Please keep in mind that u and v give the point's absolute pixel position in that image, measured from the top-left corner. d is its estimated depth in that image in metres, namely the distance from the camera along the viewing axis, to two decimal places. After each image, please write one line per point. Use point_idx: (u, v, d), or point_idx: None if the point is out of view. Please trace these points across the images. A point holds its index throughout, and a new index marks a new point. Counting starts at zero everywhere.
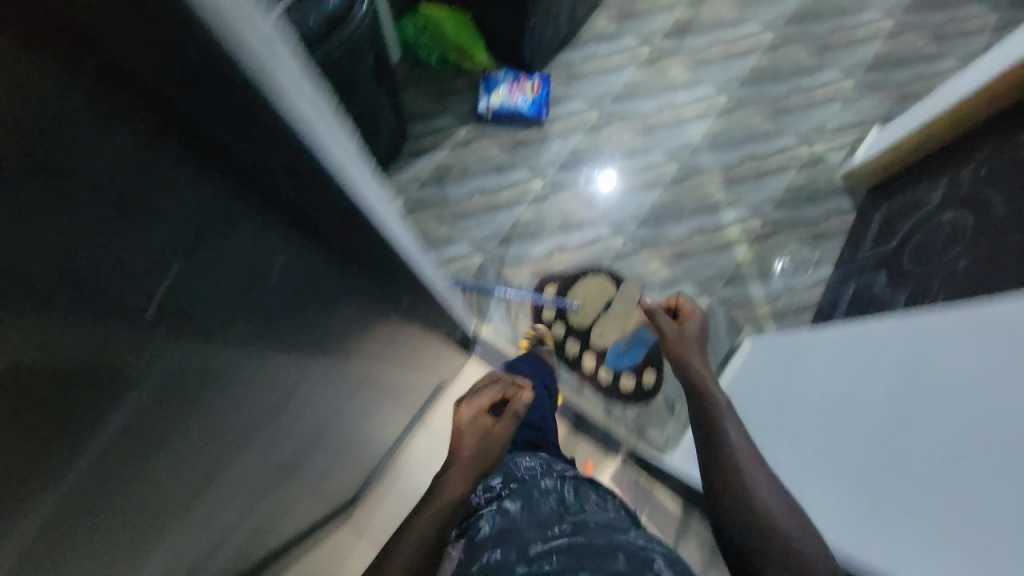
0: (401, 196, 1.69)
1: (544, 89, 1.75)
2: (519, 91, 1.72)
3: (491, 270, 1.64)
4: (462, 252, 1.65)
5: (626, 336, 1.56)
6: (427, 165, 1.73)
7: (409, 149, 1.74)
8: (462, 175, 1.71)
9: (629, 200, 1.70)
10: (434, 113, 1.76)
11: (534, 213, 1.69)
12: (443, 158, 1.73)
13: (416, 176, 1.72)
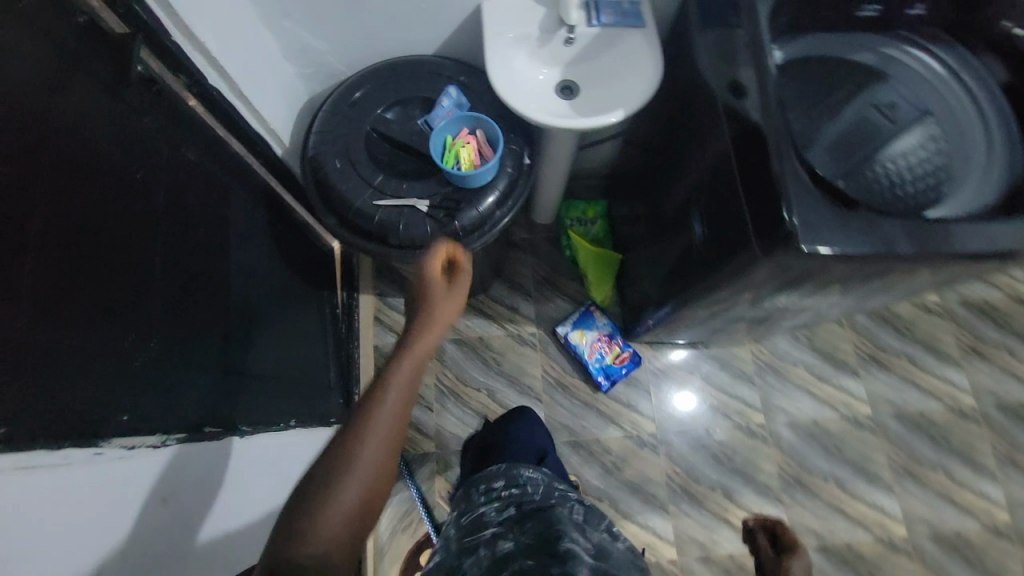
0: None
1: (628, 366, 1.54)
2: (602, 349, 1.53)
3: (429, 469, 1.49)
4: (424, 430, 1.52)
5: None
6: (476, 330, 1.60)
7: (476, 304, 1.62)
8: (494, 367, 1.57)
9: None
10: (524, 294, 1.63)
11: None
12: (492, 337, 1.59)
13: (460, 331, 1.59)
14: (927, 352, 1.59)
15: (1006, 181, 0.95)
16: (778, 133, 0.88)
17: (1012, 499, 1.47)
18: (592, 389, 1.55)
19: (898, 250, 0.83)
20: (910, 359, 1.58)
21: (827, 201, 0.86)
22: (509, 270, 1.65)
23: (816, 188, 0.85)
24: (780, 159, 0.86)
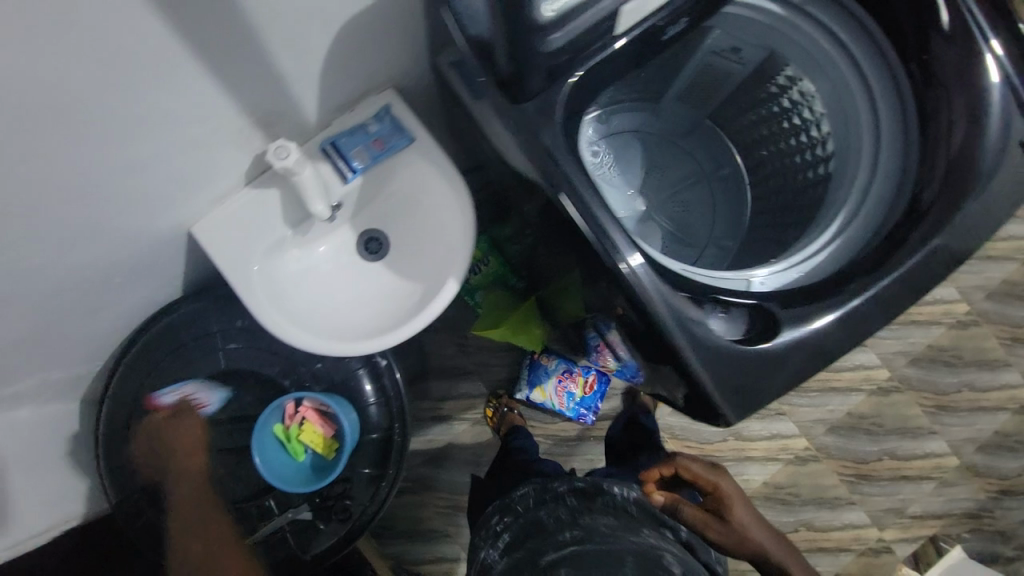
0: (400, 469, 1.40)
1: (600, 388, 1.35)
2: (568, 387, 1.33)
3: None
4: (451, 556, 1.38)
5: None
6: (442, 438, 1.41)
7: (427, 413, 1.41)
8: (481, 463, 1.40)
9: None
10: (464, 373, 1.42)
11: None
12: (461, 435, 1.41)
13: (427, 449, 1.41)
14: None
15: (895, 180, 0.75)
16: (582, 179, 0.58)
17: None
18: (579, 425, 1.40)
19: (781, 345, 0.64)
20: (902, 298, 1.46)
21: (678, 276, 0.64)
22: (437, 363, 1.41)
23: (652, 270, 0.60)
24: (614, 241, 0.58)
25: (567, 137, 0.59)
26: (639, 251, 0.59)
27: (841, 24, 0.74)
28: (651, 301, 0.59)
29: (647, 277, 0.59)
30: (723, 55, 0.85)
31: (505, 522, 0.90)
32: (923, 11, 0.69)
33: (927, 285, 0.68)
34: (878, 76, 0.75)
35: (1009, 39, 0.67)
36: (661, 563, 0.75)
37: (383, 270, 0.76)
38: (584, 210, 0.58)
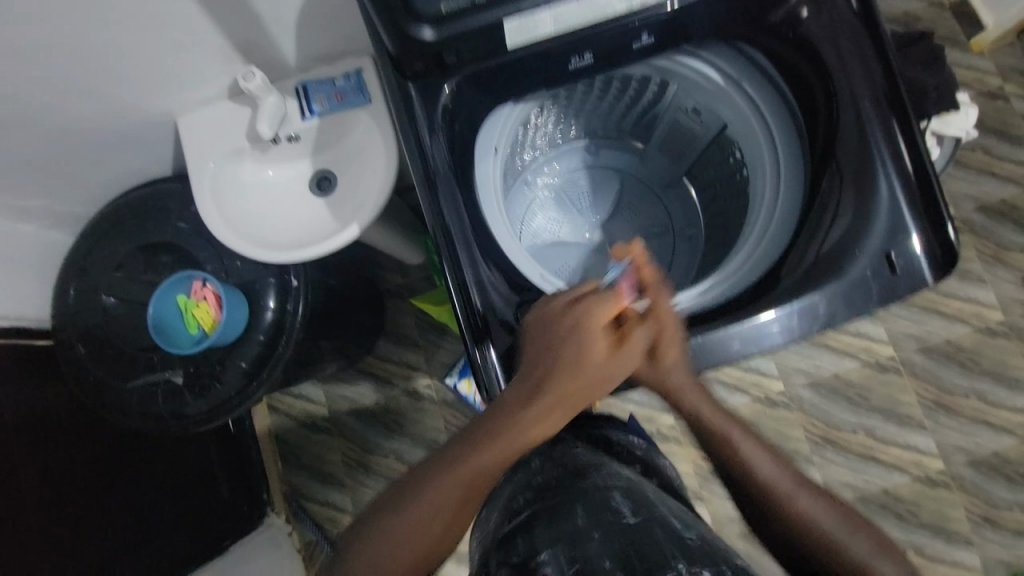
0: (326, 412, 1.43)
1: None
2: None
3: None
4: (343, 508, 1.39)
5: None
6: (372, 396, 1.43)
7: (365, 369, 1.44)
8: (397, 433, 1.41)
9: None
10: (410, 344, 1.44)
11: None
12: (390, 400, 1.42)
13: (356, 402, 1.43)
14: (886, 418, 1.34)
15: (781, 248, 0.76)
16: (444, 173, 0.67)
17: (989, 561, 1.27)
18: None
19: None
20: (869, 430, 1.34)
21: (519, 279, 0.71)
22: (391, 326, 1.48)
23: (487, 268, 0.68)
24: (456, 245, 0.67)
25: (450, 144, 0.69)
26: (478, 258, 0.67)
27: (771, 113, 0.79)
28: (466, 306, 0.67)
29: (474, 283, 0.67)
30: (686, 114, 0.89)
31: (481, 508, 0.75)
32: (835, 117, 0.72)
33: (749, 358, 0.69)
34: (791, 164, 0.78)
35: (901, 161, 0.69)
36: (614, 503, 0.59)
37: (316, 205, 0.87)
38: (438, 211, 0.66)
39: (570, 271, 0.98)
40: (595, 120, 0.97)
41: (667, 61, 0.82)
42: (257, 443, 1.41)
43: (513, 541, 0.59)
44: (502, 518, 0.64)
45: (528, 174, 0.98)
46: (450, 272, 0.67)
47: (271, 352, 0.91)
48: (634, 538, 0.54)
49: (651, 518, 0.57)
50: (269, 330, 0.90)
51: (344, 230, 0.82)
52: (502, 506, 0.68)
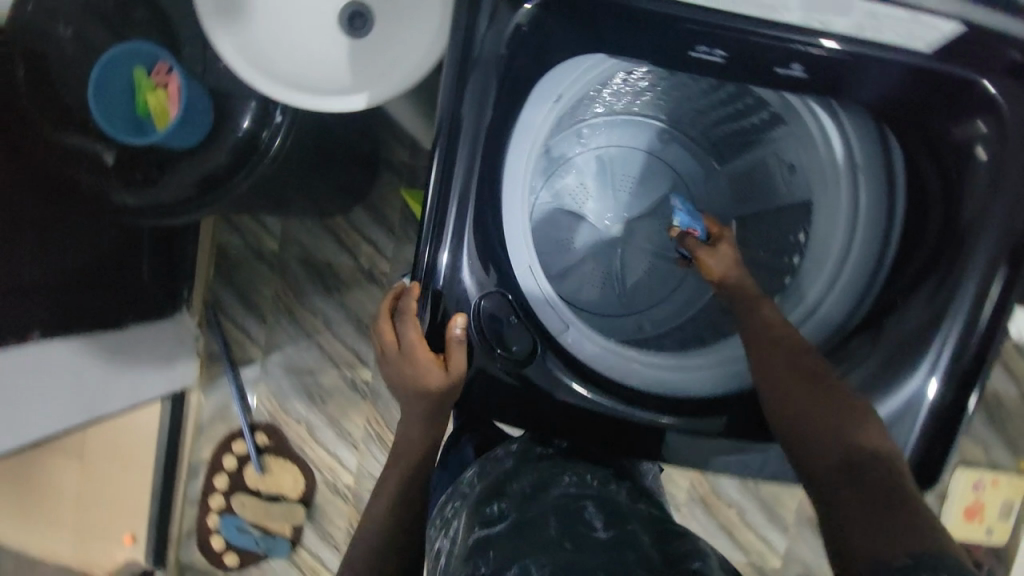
0: (276, 246, 1.35)
1: None
2: None
3: (256, 375, 1.36)
4: (255, 340, 1.36)
5: (256, 532, 1.34)
6: (327, 256, 1.34)
7: (332, 227, 1.33)
8: (334, 302, 1.33)
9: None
10: (385, 228, 1.32)
11: (330, 388, 1.34)
12: (341, 267, 1.33)
13: (309, 253, 1.34)
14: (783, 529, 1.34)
15: None
16: (486, 92, 0.54)
17: None
18: None
19: (517, 388, 0.56)
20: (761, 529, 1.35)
21: (505, 248, 0.59)
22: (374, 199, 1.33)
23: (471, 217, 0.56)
24: (451, 175, 0.55)
25: (507, 65, 0.54)
26: (471, 198, 0.56)
27: (861, 233, 0.65)
28: (430, 252, 0.56)
29: (452, 229, 0.56)
30: (780, 165, 0.74)
31: (456, 504, 0.59)
32: (921, 280, 0.61)
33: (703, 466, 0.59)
34: (840, 300, 0.67)
35: (956, 355, 0.58)
36: (582, 516, 0.52)
37: (337, 40, 0.70)
38: (455, 118, 0.55)
39: (565, 253, 0.83)
40: (686, 110, 0.80)
41: (800, 101, 0.64)
42: (196, 241, 1.29)
43: (488, 564, 0.47)
44: (472, 540, 0.50)
45: (585, 127, 0.81)
46: (430, 201, 0.57)
47: (223, 179, 0.78)
48: (604, 555, 0.47)
49: (621, 534, 0.51)
50: (233, 154, 0.77)
51: (351, 91, 0.68)
52: (470, 517, 0.54)
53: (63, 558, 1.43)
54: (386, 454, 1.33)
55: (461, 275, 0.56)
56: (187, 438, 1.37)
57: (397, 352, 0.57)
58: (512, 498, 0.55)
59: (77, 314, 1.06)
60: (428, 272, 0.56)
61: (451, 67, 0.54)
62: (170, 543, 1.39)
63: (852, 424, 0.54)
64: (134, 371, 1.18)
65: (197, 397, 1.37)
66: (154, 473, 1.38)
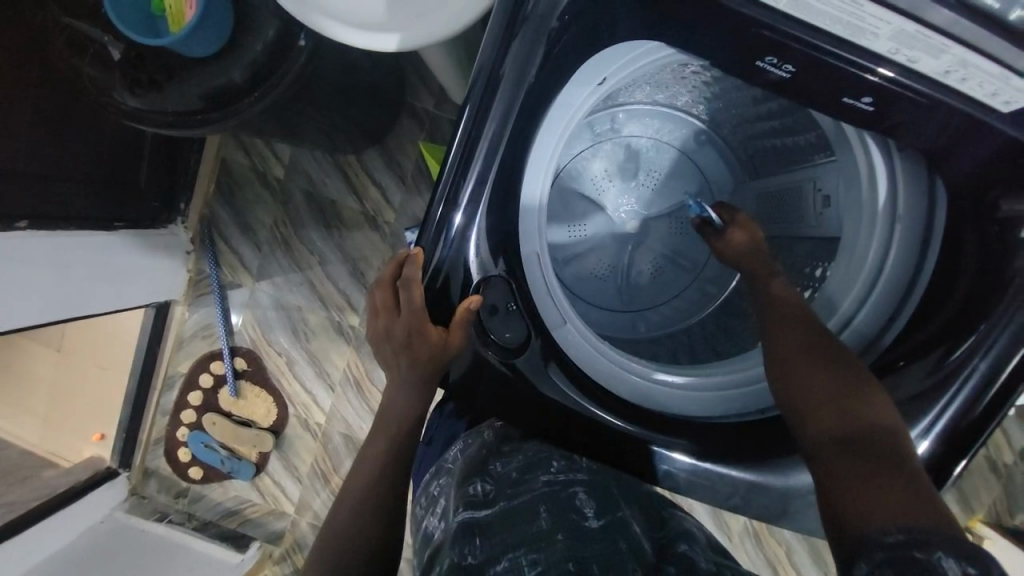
0: (283, 174, 1.30)
1: None
2: None
3: (244, 300, 1.34)
4: (247, 265, 1.33)
5: (223, 451, 1.34)
6: (333, 194, 1.29)
7: (342, 164, 1.28)
8: (333, 242, 1.30)
9: (342, 461, 1.32)
10: (397, 176, 1.27)
11: (315, 327, 1.32)
12: (345, 207, 1.29)
13: (315, 187, 1.30)
14: None
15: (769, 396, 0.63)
16: (533, 57, 0.49)
17: None
18: None
19: (511, 380, 0.55)
20: None
21: (521, 228, 0.56)
22: (391, 144, 1.27)
23: (494, 191, 0.53)
24: (476, 144, 0.52)
25: (562, 31, 0.49)
26: (494, 166, 0.52)
27: (901, 248, 0.58)
28: (442, 211, 0.53)
29: (469, 189, 0.52)
30: (815, 196, 0.70)
31: (443, 484, 0.58)
32: (931, 346, 0.56)
33: (693, 495, 0.57)
34: (868, 321, 0.60)
35: (960, 416, 0.53)
36: (573, 504, 0.51)
37: None
38: (494, 76, 0.50)
39: (574, 239, 0.79)
40: (729, 116, 0.76)
41: (853, 131, 0.58)
42: (200, 156, 1.27)
43: (474, 554, 0.47)
44: (460, 524, 0.50)
45: (622, 111, 0.76)
46: (451, 160, 0.53)
47: (236, 97, 0.73)
48: (596, 546, 0.47)
49: (612, 523, 0.51)
50: (250, 71, 0.72)
51: (382, 29, 0.62)
52: (457, 499, 0.53)
53: (32, 441, 1.45)
54: (360, 401, 1.32)
55: (469, 242, 0.53)
56: (168, 349, 1.37)
57: (398, 329, 0.54)
58: (500, 483, 0.54)
59: (60, 206, 1.01)
60: (438, 233, 0.53)
61: (497, 29, 0.50)
62: (137, 448, 1.39)
63: (860, 400, 0.53)
64: (121, 278, 1.14)
65: (183, 310, 1.36)
66: (131, 375, 1.38)
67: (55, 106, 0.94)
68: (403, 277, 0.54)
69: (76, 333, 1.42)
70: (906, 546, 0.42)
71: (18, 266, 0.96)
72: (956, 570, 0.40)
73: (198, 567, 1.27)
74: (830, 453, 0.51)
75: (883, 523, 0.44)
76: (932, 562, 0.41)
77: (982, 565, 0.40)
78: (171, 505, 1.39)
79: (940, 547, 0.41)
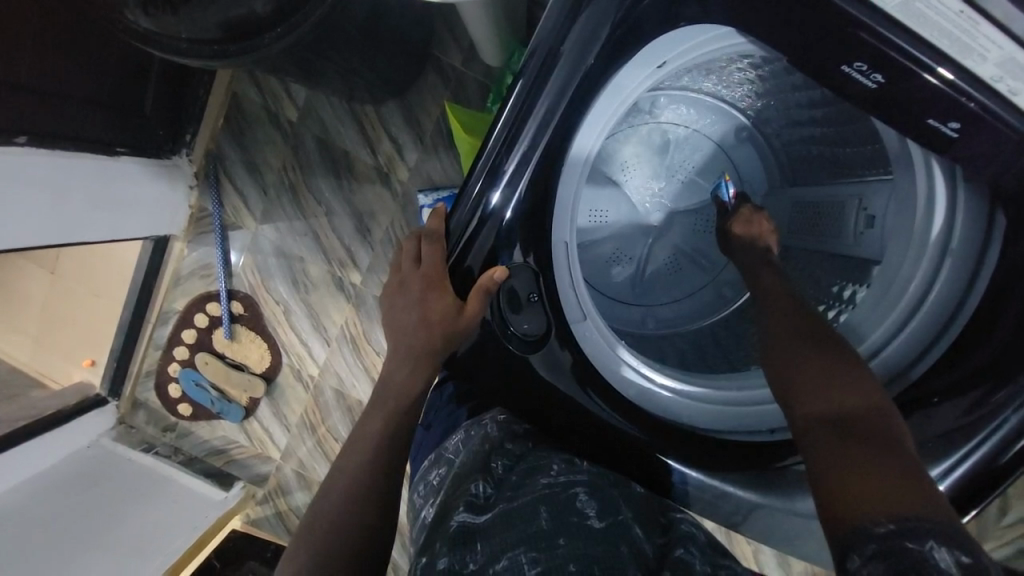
0: (296, 116, 1.23)
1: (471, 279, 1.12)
2: None
3: (244, 243, 1.30)
4: (251, 208, 1.28)
5: (214, 392, 1.34)
6: (346, 143, 1.23)
7: (359, 114, 1.22)
8: (342, 194, 1.25)
9: (331, 414, 1.32)
10: (416, 134, 1.21)
11: (317, 279, 1.29)
12: (358, 160, 1.24)
13: (328, 134, 1.24)
14: None
15: None
16: (595, 36, 0.46)
17: None
18: None
19: (526, 374, 0.54)
20: None
21: (558, 216, 0.53)
22: (414, 99, 1.20)
23: (532, 174, 0.50)
24: (523, 125, 0.49)
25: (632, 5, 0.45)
26: (536, 150, 0.49)
27: (946, 285, 0.56)
28: (480, 188, 0.50)
29: (509, 172, 0.50)
30: (858, 214, 0.66)
31: (443, 474, 0.58)
32: (963, 389, 0.55)
33: (688, 505, 0.57)
34: (898, 353, 0.59)
35: (983, 465, 0.52)
36: (574, 506, 0.50)
37: None
38: (552, 55, 0.47)
39: (593, 227, 0.75)
40: (777, 115, 0.71)
41: (918, 152, 0.54)
42: (209, 88, 1.20)
43: (476, 560, 0.46)
44: (458, 526, 0.49)
45: (664, 97, 0.71)
46: (493, 140, 0.51)
47: (256, 30, 0.67)
48: (597, 548, 0.46)
49: (613, 525, 0.50)
50: (274, 3, 0.66)
51: None
52: (456, 498, 0.52)
53: (21, 360, 1.44)
54: (355, 359, 1.31)
55: (501, 227, 0.51)
56: (164, 284, 1.34)
57: (412, 309, 0.52)
58: (500, 486, 0.53)
59: (60, 124, 0.95)
60: (471, 212, 0.51)
61: (561, 5, 0.46)
62: (127, 379, 1.38)
63: (843, 379, 0.52)
64: (121, 207, 1.09)
65: (182, 247, 1.32)
66: (124, 306, 1.35)
67: (66, 17, 0.87)
68: (429, 231, 0.53)
69: (71, 256, 1.39)
70: (898, 537, 0.40)
71: (22, 186, 0.92)
72: (947, 559, 0.39)
73: (182, 501, 1.29)
74: (817, 432, 0.49)
75: (875, 512, 0.42)
76: (923, 553, 0.39)
77: (969, 552, 0.39)
78: (158, 438, 1.40)
79: (929, 537, 0.40)
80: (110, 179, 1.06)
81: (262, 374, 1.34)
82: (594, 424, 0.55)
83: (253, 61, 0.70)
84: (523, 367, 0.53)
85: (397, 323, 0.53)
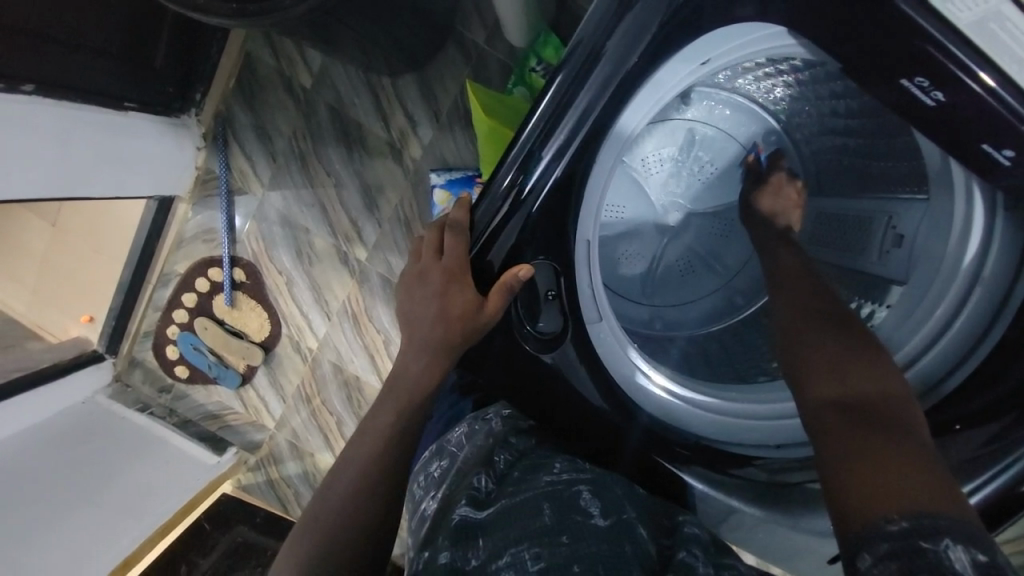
0: (310, 83, 1.20)
1: None
2: None
3: (250, 209, 1.28)
4: (259, 174, 1.26)
5: (211, 357, 1.33)
6: (360, 115, 1.20)
7: (375, 85, 1.18)
8: (354, 166, 1.22)
9: (328, 388, 1.32)
10: (432, 110, 1.18)
11: (321, 252, 1.27)
12: (371, 133, 1.20)
13: (341, 104, 1.20)
14: None
15: None
16: (645, 29, 0.44)
17: None
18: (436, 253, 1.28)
19: (541, 372, 0.53)
20: None
21: (591, 209, 0.51)
22: (432, 74, 1.16)
23: (563, 168, 0.48)
24: (562, 118, 0.47)
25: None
26: (574, 143, 0.48)
27: (976, 308, 0.55)
28: (512, 179, 0.48)
29: (542, 164, 0.48)
30: (887, 232, 0.64)
31: (444, 467, 0.58)
32: (987, 417, 0.54)
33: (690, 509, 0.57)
34: (931, 366, 0.58)
35: (997, 494, 0.51)
36: (577, 505, 0.49)
37: None
38: (598, 47, 0.45)
39: (610, 223, 0.73)
40: (811, 121, 0.68)
41: (960, 174, 0.52)
42: (222, 47, 1.16)
43: (478, 556, 0.46)
44: (460, 520, 0.48)
45: (695, 94, 0.68)
46: (528, 131, 0.49)
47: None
48: (600, 547, 0.46)
49: (615, 525, 0.49)
50: None
51: None
52: (458, 491, 0.52)
53: (18, 312, 1.43)
54: (357, 335, 1.29)
55: (527, 220, 0.49)
56: (166, 246, 1.32)
57: (428, 298, 0.51)
58: (501, 483, 0.53)
59: (69, 73, 0.92)
60: (498, 202, 0.49)
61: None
62: (124, 338, 1.38)
63: (861, 368, 0.51)
64: (129, 163, 1.07)
65: (186, 209, 1.30)
66: (125, 266, 1.33)
67: None
68: (453, 221, 0.51)
69: (74, 210, 1.37)
70: (913, 534, 0.38)
71: (30, 135, 0.90)
72: (963, 559, 0.37)
73: (175, 463, 1.29)
74: (832, 426, 0.48)
75: (886, 509, 0.40)
76: (939, 553, 0.37)
77: (987, 552, 0.38)
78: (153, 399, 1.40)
79: (946, 534, 0.38)
80: (118, 132, 1.03)
81: (262, 343, 1.33)
82: (604, 430, 0.55)
83: (269, 26, 0.68)
84: (537, 363, 0.52)
85: (410, 312, 0.52)
